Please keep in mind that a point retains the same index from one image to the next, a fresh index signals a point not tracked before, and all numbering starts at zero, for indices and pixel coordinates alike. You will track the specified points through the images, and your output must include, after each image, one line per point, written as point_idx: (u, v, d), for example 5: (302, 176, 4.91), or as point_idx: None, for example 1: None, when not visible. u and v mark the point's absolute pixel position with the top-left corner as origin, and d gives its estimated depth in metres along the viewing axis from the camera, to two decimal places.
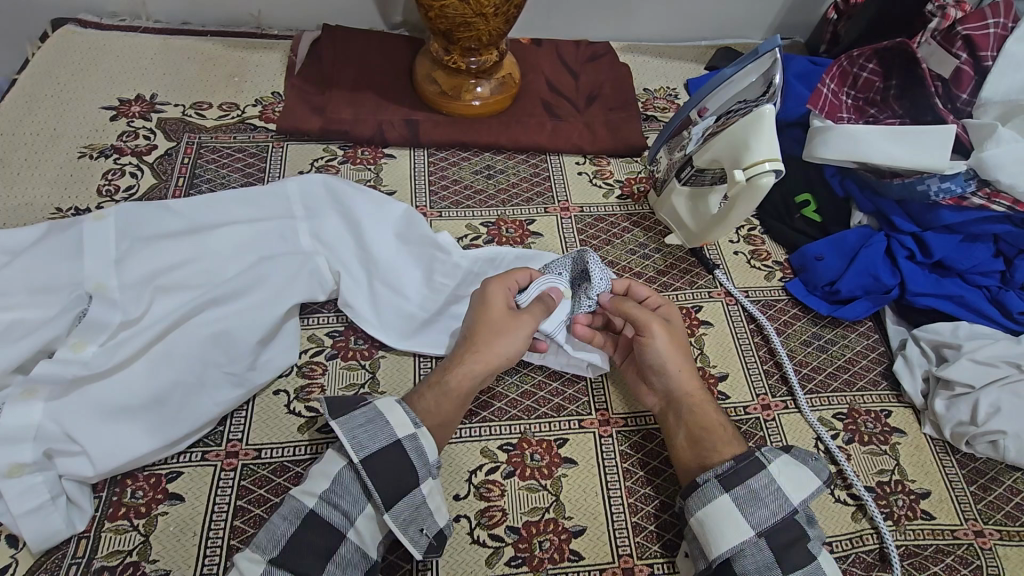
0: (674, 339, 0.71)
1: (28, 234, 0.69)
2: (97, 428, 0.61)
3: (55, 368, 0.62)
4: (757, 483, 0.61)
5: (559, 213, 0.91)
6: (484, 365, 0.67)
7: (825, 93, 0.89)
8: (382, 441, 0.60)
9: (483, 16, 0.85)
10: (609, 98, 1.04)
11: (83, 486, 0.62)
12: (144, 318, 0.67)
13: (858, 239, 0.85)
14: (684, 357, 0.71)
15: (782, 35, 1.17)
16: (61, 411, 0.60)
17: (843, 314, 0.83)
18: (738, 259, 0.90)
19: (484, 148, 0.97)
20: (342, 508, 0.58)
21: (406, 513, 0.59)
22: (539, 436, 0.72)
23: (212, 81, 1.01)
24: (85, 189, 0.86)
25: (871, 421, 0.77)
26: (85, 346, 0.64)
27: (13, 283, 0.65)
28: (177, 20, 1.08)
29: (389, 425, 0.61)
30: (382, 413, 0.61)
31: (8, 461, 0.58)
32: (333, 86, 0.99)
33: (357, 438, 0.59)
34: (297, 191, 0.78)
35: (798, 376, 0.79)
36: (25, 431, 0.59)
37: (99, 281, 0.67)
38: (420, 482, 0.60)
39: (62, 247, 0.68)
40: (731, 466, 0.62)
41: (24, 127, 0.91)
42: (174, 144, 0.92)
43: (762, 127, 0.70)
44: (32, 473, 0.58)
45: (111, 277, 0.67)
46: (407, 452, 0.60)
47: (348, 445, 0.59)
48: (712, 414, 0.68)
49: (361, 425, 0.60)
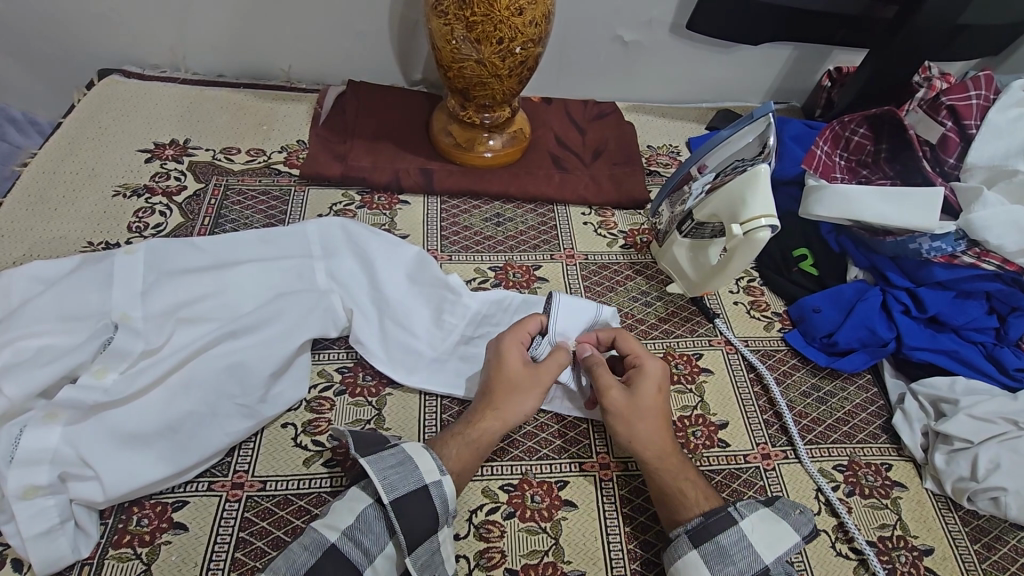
0: (643, 400, 0.70)
1: (63, 265, 0.73)
2: (110, 454, 0.63)
3: (77, 394, 0.64)
4: (726, 539, 0.62)
5: (564, 260, 0.95)
6: (498, 419, 0.68)
7: (819, 154, 0.94)
8: (412, 485, 0.61)
9: (499, 77, 0.92)
10: (613, 153, 1.09)
11: (91, 511, 0.63)
12: (165, 347, 0.70)
13: (853, 292, 0.88)
14: (650, 420, 0.69)
15: (779, 100, 1.24)
16: (79, 436, 0.63)
17: (841, 365, 0.84)
18: (738, 309, 0.92)
19: (495, 198, 1.02)
20: (364, 545, 0.59)
21: (424, 559, 0.60)
22: (540, 478, 0.73)
23: (243, 129, 1.08)
24: (117, 224, 0.91)
25: (872, 474, 0.77)
26: (106, 372, 0.67)
27: (44, 311, 0.68)
28: (213, 73, 1.16)
29: (417, 469, 0.62)
30: (411, 457, 0.63)
31: (24, 482, 0.60)
32: (354, 137, 1.05)
33: (389, 479, 0.60)
34: (310, 233, 0.82)
35: (797, 427, 0.80)
36: (43, 453, 0.61)
37: (125, 311, 0.70)
38: (438, 529, 0.61)
39: (94, 277, 0.71)
40: (700, 522, 0.63)
41: (65, 167, 0.97)
42: (203, 185, 0.98)
43: (758, 186, 0.74)
44: (45, 496, 0.60)
45: (134, 307, 0.71)
46: (433, 497, 0.61)
47: (380, 486, 0.60)
48: (677, 478, 0.67)
49: (393, 466, 0.61)
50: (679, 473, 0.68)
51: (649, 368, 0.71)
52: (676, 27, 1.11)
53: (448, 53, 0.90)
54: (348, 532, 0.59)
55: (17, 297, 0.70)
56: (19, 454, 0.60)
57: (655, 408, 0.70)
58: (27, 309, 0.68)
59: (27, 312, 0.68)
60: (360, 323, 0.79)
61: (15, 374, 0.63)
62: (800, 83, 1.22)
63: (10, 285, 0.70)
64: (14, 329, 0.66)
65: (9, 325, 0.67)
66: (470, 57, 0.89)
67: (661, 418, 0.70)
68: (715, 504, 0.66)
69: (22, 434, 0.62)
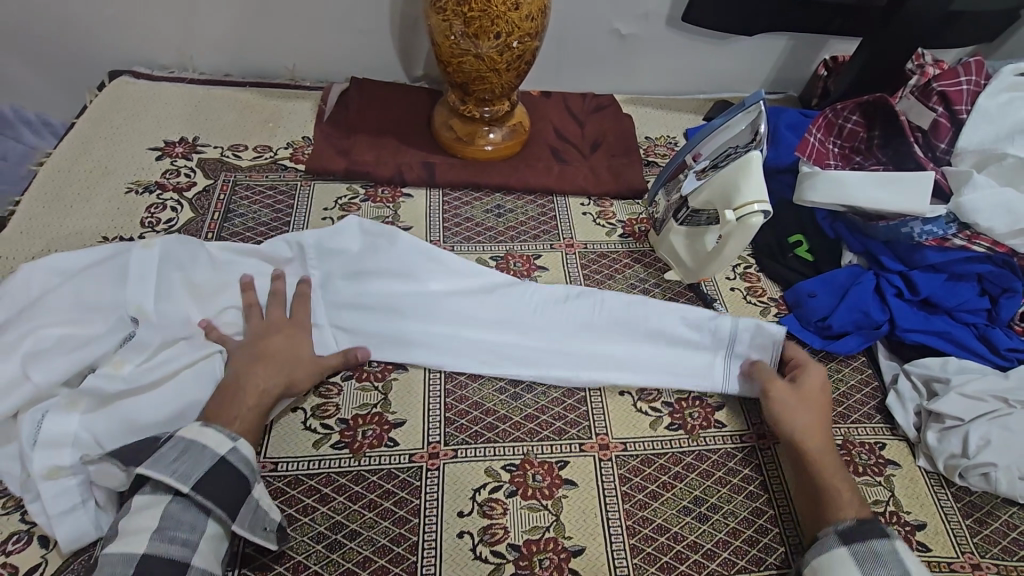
0: (808, 396, 0.77)
1: (82, 257, 0.76)
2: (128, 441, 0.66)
3: (97, 382, 0.68)
4: (878, 546, 0.62)
5: (564, 249, 0.97)
6: (275, 377, 0.71)
7: (813, 142, 0.96)
8: (203, 467, 0.61)
9: (497, 71, 0.94)
10: (612, 144, 1.11)
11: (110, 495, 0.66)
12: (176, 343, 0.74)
13: (847, 277, 0.89)
14: (818, 414, 0.76)
15: (776, 89, 1.26)
16: (98, 422, 0.66)
17: (835, 348, 0.86)
18: (735, 295, 0.93)
19: (495, 189, 1.04)
20: (180, 538, 0.58)
21: (250, 518, 0.62)
22: (541, 458, 0.75)
23: (250, 126, 1.10)
24: (130, 220, 0.94)
25: (865, 452, 0.79)
26: (124, 363, 0.70)
27: (67, 303, 0.71)
28: (220, 72, 1.19)
29: (204, 447, 0.62)
30: (191, 440, 0.62)
31: (47, 464, 0.63)
32: (358, 132, 1.08)
33: (179, 470, 0.59)
34: (270, 254, 0.83)
35: None
36: (63, 437, 0.64)
37: (138, 305, 0.73)
38: (253, 486, 0.63)
39: (111, 273, 0.74)
40: (853, 523, 0.64)
41: (79, 165, 1.00)
42: (212, 181, 1.00)
43: (750, 173, 0.76)
44: (67, 477, 0.63)
45: (146, 300, 0.73)
46: (234, 464, 0.62)
47: (171, 478, 0.59)
48: (834, 481, 0.70)
49: (175, 458, 0.60)
50: (831, 479, 0.70)
51: (812, 371, 0.80)
52: (671, 19, 1.13)
53: (447, 48, 0.92)
54: (159, 529, 0.58)
55: (37, 289, 0.73)
56: (41, 437, 0.63)
57: (808, 411, 0.76)
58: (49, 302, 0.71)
59: (49, 304, 0.71)
60: (354, 329, 0.81)
61: (40, 362, 0.67)
62: (796, 72, 1.23)
63: (30, 277, 0.73)
64: (37, 320, 0.70)
65: (33, 316, 0.70)
66: (469, 52, 0.91)
67: (823, 418, 0.76)
68: (863, 515, 0.66)
69: (44, 418, 0.65)
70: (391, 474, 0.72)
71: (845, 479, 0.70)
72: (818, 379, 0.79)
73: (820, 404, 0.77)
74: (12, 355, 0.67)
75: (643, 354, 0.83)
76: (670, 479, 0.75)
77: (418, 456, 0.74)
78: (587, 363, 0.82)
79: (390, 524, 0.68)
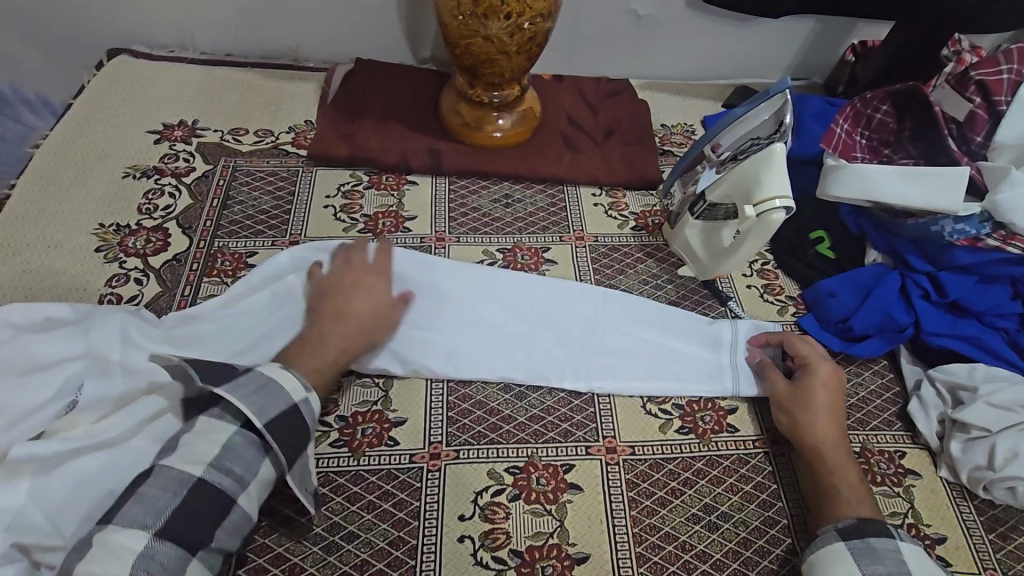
0: (811, 393, 0.74)
1: (38, 310, 0.66)
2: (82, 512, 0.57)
3: (35, 448, 0.58)
4: (878, 544, 0.60)
5: (573, 242, 0.94)
6: (352, 340, 0.72)
7: (838, 132, 0.91)
8: (281, 408, 0.62)
9: (507, 54, 0.89)
10: (626, 132, 1.07)
11: None
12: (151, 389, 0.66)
13: (871, 276, 0.85)
14: (823, 409, 0.73)
15: (800, 76, 1.20)
16: (47, 494, 0.56)
17: (855, 351, 0.82)
18: (751, 293, 0.90)
19: (505, 177, 1.00)
20: (234, 473, 0.58)
21: (302, 470, 0.64)
22: (546, 460, 0.72)
23: (252, 109, 1.07)
24: (127, 207, 0.91)
25: (884, 461, 0.75)
26: (77, 424, 0.61)
27: (15, 363, 0.63)
28: (221, 52, 1.15)
29: (283, 388, 0.63)
30: (273, 379, 0.63)
31: None
32: (362, 116, 1.04)
33: (257, 403, 0.61)
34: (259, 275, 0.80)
35: None
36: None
37: (103, 353, 0.66)
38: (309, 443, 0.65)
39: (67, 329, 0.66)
40: (852, 523, 0.63)
41: (77, 148, 0.98)
42: (211, 166, 0.97)
43: (771, 166, 0.72)
44: None
45: (114, 348, 0.66)
46: (302, 414, 0.63)
47: (250, 411, 0.60)
48: (836, 473, 0.68)
49: (253, 391, 0.61)
50: (834, 472, 0.68)
51: (818, 366, 0.76)
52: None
53: (455, 29, 0.87)
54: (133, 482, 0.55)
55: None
56: None
57: (820, 411, 0.72)
58: None
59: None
60: None
61: None
62: (822, 58, 1.17)
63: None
64: None
65: None
66: (478, 32, 0.87)
67: (831, 411, 0.73)
68: (866, 513, 0.65)
69: None
70: (391, 474, 0.70)
71: (851, 473, 0.68)
72: (826, 373, 0.75)
73: (829, 399, 0.74)
74: None
75: (664, 337, 0.83)
76: (679, 486, 0.72)
77: (419, 456, 0.72)
78: (604, 367, 0.79)
79: (388, 527, 0.67)
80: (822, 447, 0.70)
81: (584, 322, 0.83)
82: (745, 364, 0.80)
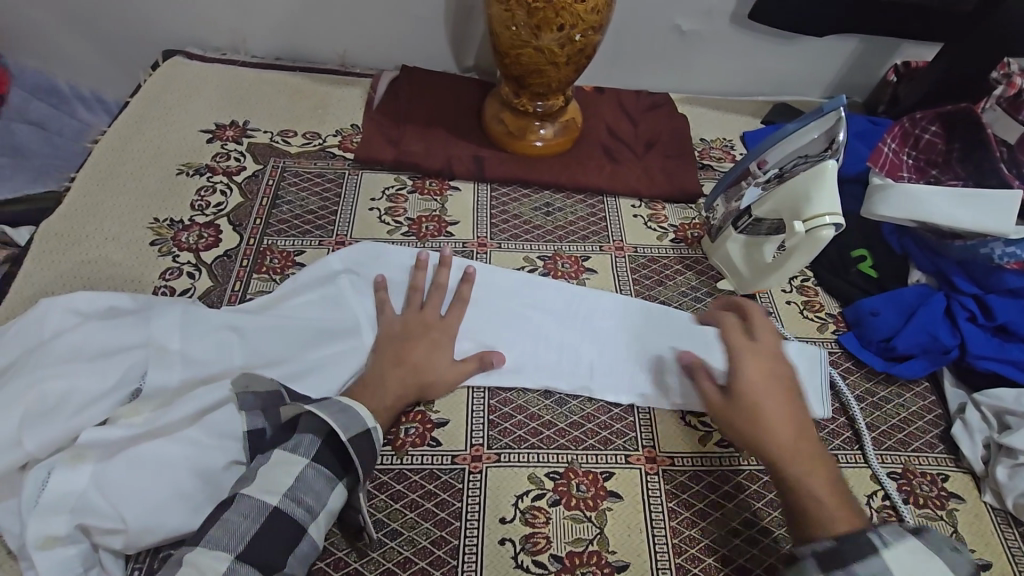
0: (737, 376, 0.70)
1: (102, 300, 0.69)
2: (135, 499, 0.59)
3: (102, 432, 0.61)
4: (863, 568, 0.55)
5: (613, 252, 0.94)
6: (410, 385, 0.73)
7: (886, 152, 0.90)
8: (357, 430, 0.64)
9: (556, 64, 0.91)
10: (666, 145, 1.08)
11: (117, 556, 0.61)
12: (204, 380, 0.69)
13: (915, 297, 0.85)
14: (754, 396, 0.68)
15: (841, 94, 1.20)
16: (107, 477, 0.60)
17: (898, 372, 0.82)
18: (791, 309, 0.89)
19: (546, 186, 1.01)
20: (307, 503, 0.60)
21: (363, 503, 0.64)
22: (585, 467, 0.73)
23: (300, 112, 1.09)
24: (180, 202, 0.94)
25: (927, 483, 0.75)
26: (137, 412, 0.64)
27: (82, 351, 0.65)
28: (271, 56, 1.19)
29: (358, 416, 0.65)
30: (349, 406, 0.65)
31: (43, 531, 0.57)
32: (408, 122, 1.06)
33: (340, 421, 0.63)
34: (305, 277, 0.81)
35: (868, 432, 0.79)
36: (67, 498, 0.58)
37: (162, 344, 0.68)
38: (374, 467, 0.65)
39: (129, 320, 0.68)
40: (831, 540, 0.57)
41: (133, 145, 1.01)
42: (261, 166, 1.00)
43: (823, 183, 0.73)
44: (65, 546, 0.57)
45: (171, 339, 0.69)
46: (374, 440, 0.65)
47: (335, 427, 0.62)
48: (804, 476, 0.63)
49: (335, 412, 0.64)
50: (797, 475, 0.64)
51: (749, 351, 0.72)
52: (736, 16, 1.09)
53: (506, 39, 0.89)
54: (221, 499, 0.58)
55: (51, 329, 0.66)
56: (44, 499, 0.58)
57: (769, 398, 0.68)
58: (57, 348, 0.64)
59: (54, 351, 0.64)
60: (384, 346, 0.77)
61: (43, 421, 0.60)
62: (863, 78, 1.17)
63: (46, 316, 0.66)
64: (44, 368, 0.63)
65: (38, 361, 0.63)
66: (529, 43, 0.88)
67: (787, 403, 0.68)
68: (851, 525, 0.59)
69: (49, 477, 0.59)
70: (434, 474, 0.71)
71: (830, 482, 0.63)
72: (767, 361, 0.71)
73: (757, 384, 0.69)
74: (13, 410, 0.60)
75: (702, 353, 0.82)
76: (719, 498, 0.72)
77: (460, 457, 0.72)
78: (644, 380, 0.80)
79: (430, 526, 0.67)
80: (802, 449, 0.65)
81: (628, 335, 0.83)
82: None
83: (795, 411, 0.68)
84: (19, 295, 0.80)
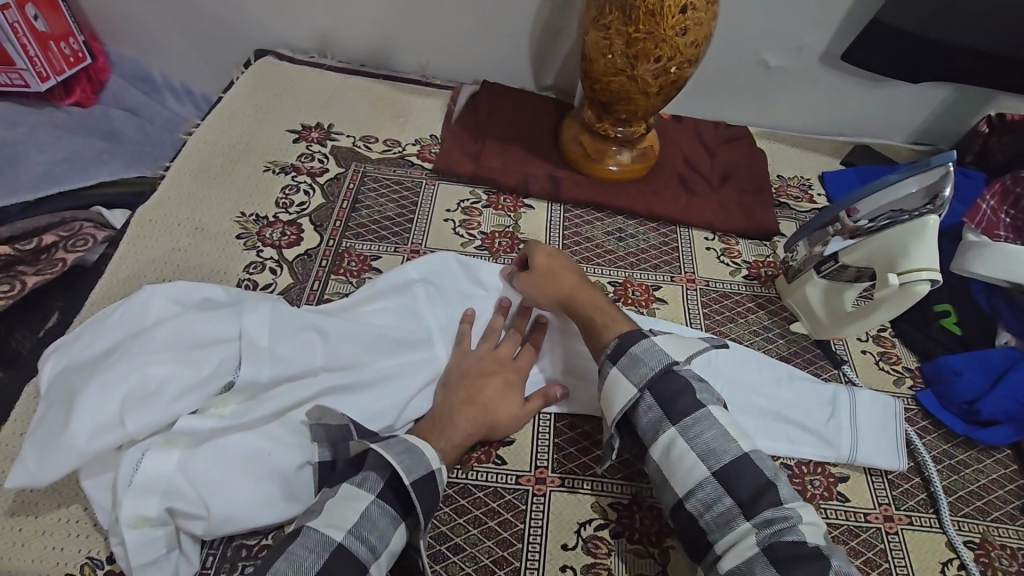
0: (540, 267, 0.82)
1: (198, 292, 0.71)
2: (223, 490, 0.62)
3: (197, 421, 0.64)
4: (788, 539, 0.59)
5: (684, 284, 0.94)
6: (479, 421, 0.72)
7: (984, 209, 0.89)
8: (424, 470, 0.64)
9: (647, 94, 0.91)
10: (743, 179, 1.07)
11: (195, 540, 0.64)
12: (287, 379, 0.71)
13: (1003, 359, 0.82)
14: (561, 279, 0.81)
15: (925, 141, 1.17)
16: (195, 465, 0.62)
17: (981, 436, 0.79)
18: (866, 359, 0.87)
19: (620, 212, 1.01)
20: (370, 541, 0.59)
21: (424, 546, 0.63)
22: (649, 502, 0.72)
23: (381, 119, 1.12)
24: (267, 199, 0.97)
25: (1007, 557, 0.72)
26: (227, 404, 0.67)
27: (179, 339, 0.66)
28: (356, 63, 1.22)
29: (425, 455, 0.65)
30: (417, 445, 0.65)
31: (135, 511, 0.59)
32: (486, 137, 1.08)
33: (405, 462, 0.63)
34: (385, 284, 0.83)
35: (944, 494, 0.76)
36: (158, 481, 0.61)
37: (252, 338, 0.70)
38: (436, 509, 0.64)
39: (224, 312, 0.70)
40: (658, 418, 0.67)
41: (225, 139, 1.05)
42: (343, 170, 1.03)
43: (921, 237, 0.73)
44: (154, 527, 0.60)
45: (262, 335, 0.70)
46: (437, 481, 0.64)
47: (400, 468, 0.62)
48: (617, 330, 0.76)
49: (402, 452, 0.64)
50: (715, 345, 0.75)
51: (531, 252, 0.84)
52: (826, 56, 1.07)
53: (600, 66, 0.90)
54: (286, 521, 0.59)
55: (151, 316, 0.67)
56: (139, 479, 0.60)
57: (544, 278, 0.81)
58: (156, 336, 0.65)
59: (153, 339, 0.65)
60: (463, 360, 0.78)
61: (141, 406, 0.62)
62: (952, 126, 1.14)
63: (149, 303, 0.67)
64: (143, 353, 0.64)
65: (137, 346, 0.64)
66: (623, 72, 0.89)
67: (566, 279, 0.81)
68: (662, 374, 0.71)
69: (143, 458, 0.61)
70: (498, 493, 0.71)
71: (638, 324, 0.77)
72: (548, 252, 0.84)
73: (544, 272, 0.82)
74: (114, 393, 0.61)
75: (778, 397, 0.80)
76: None
77: (524, 479, 0.73)
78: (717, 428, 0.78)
79: (493, 545, 0.67)
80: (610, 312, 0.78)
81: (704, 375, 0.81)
82: (862, 433, 0.78)
83: (573, 278, 0.82)
84: (116, 276, 0.85)
